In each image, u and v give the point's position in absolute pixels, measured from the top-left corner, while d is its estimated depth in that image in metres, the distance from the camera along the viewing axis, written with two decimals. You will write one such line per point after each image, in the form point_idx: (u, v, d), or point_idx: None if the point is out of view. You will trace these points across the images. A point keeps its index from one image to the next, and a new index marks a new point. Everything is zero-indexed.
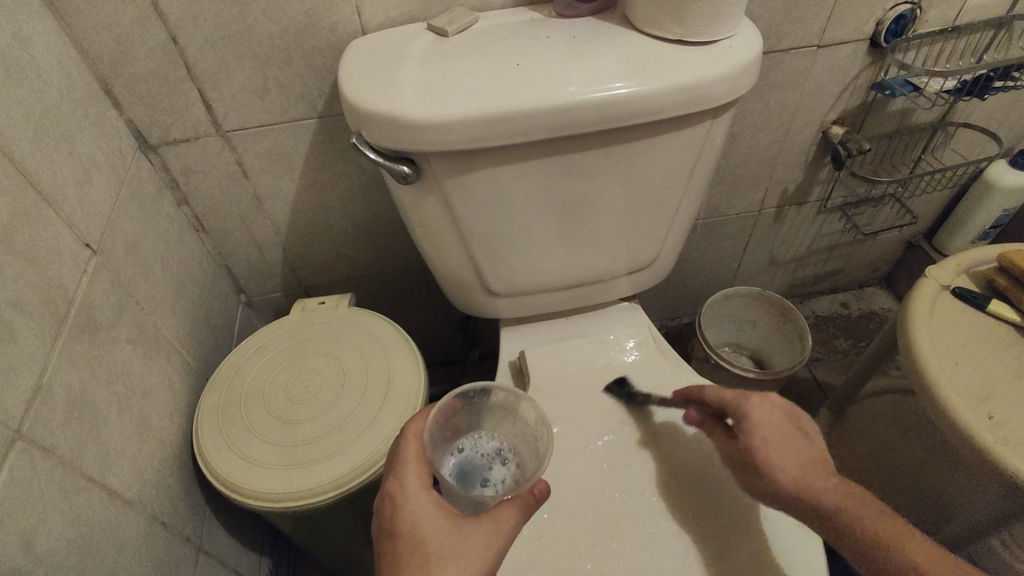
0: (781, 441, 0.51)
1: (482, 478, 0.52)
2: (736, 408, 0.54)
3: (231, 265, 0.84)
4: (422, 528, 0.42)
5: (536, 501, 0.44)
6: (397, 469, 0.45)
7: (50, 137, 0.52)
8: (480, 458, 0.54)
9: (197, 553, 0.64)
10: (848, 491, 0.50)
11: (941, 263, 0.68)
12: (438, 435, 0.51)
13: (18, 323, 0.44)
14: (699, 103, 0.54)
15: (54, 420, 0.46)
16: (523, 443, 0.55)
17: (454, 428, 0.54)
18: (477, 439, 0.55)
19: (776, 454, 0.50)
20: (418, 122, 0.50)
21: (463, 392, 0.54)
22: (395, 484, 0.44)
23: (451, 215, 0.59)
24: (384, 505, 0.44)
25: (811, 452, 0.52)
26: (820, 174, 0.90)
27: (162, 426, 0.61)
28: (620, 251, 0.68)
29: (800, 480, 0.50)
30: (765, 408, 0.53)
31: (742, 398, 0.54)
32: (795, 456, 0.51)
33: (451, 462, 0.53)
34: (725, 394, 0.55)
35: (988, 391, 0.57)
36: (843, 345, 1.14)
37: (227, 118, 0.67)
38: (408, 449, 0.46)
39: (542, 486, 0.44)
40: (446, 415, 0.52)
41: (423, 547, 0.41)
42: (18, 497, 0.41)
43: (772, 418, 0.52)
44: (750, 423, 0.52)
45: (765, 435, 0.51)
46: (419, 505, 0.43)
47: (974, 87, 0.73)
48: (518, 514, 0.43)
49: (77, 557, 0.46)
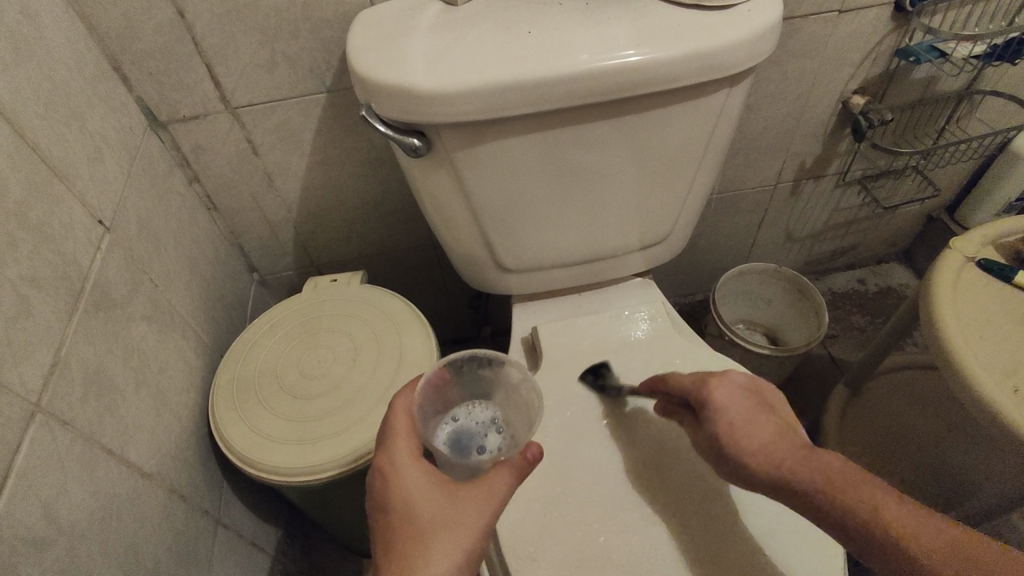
0: (747, 422, 0.47)
1: (478, 446, 0.51)
2: (698, 396, 0.49)
3: (243, 244, 0.84)
4: (414, 500, 0.41)
5: (529, 466, 0.44)
6: (388, 443, 0.45)
7: (61, 113, 0.52)
8: (475, 426, 0.53)
9: (216, 525, 0.65)
10: (820, 466, 0.45)
11: (966, 234, 0.65)
12: (430, 406, 0.51)
13: (34, 298, 0.45)
14: (715, 72, 0.53)
15: (72, 393, 0.47)
16: (521, 411, 0.54)
17: (444, 400, 0.54)
18: (471, 407, 0.55)
19: (743, 436, 0.46)
20: (426, 94, 0.49)
21: (452, 361, 0.53)
22: (384, 459, 0.44)
23: (461, 189, 0.59)
24: (374, 480, 0.44)
25: (775, 424, 0.48)
26: (839, 146, 0.88)
27: (179, 401, 0.62)
28: (633, 226, 0.67)
29: (770, 462, 0.46)
30: (727, 390, 0.49)
31: (703, 381, 0.50)
32: (764, 433, 0.47)
33: (445, 430, 0.52)
34: (687, 382, 0.51)
35: (1016, 365, 0.54)
36: (860, 321, 1.12)
37: (236, 94, 0.66)
38: (397, 423, 0.46)
39: (534, 451, 0.44)
40: (435, 384, 0.51)
41: (415, 517, 0.41)
42: (38, 468, 0.42)
43: (733, 401, 0.48)
44: (714, 409, 0.48)
45: (730, 419, 0.47)
46: (409, 478, 0.43)
47: (1005, 52, 0.71)
48: (511, 479, 0.43)
49: (97, 528, 0.47)
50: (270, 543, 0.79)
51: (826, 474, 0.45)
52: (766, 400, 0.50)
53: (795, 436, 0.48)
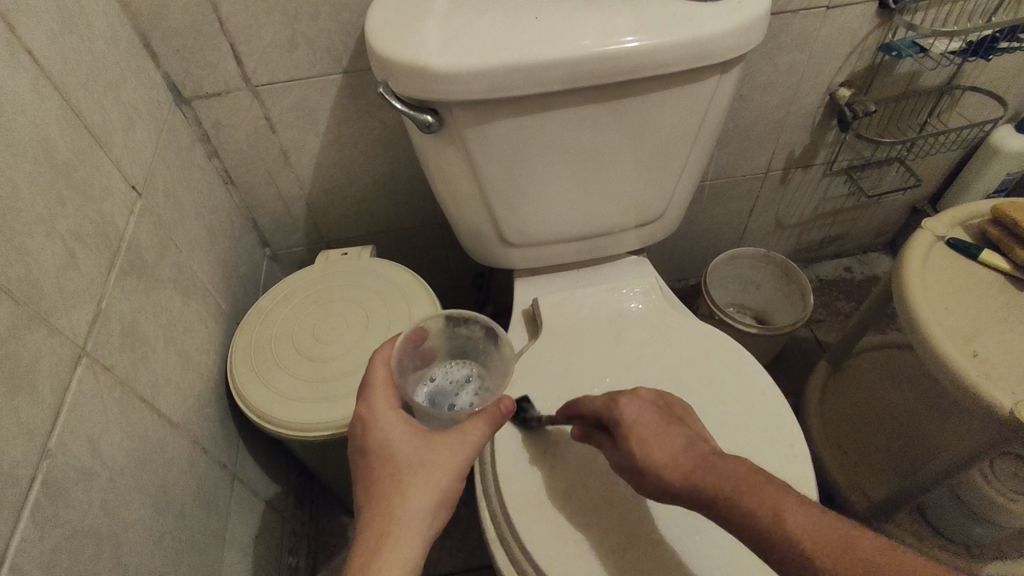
0: (657, 435, 0.48)
1: (451, 402, 0.54)
2: (609, 414, 0.51)
3: (257, 218, 0.88)
4: (393, 444, 0.44)
5: (503, 417, 0.47)
6: (367, 392, 0.47)
7: (99, 83, 0.56)
8: (450, 385, 0.55)
9: (232, 478, 0.69)
10: (726, 471, 0.45)
11: (937, 216, 0.70)
12: (408, 361, 0.54)
13: (80, 251, 0.49)
14: (707, 59, 0.57)
15: (111, 341, 0.51)
16: (498, 369, 0.57)
17: (424, 357, 0.56)
18: (447, 366, 0.57)
19: (655, 449, 0.47)
20: (440, 72, 0.53)
21: (428, 320, 0.56)
22: (364, 408, 0.46)
23: (470, 164, 0.63)
24: (355, 426, 0.46)
25: (685, 435, 0.48)
26: (826, 137, 0.92)
27: (200, 360, 0.66)
28: (630, 204, 0.72)
29: (681, 471, 0.46)
30: (635, 407, 0.50)
31: (611, 401, 0.51)
32: (670, 443, 0.47)
33: (422, 390, 0.55)
34: (596, 403, 0.53)
35: (979, 333, 0.59)
36: (845, 307, 1.17)
37: (257, 73, 0.70)
38: (377, 373, 0.48)
39: (507, 404, 0.47)
40: (414, 342, 0.54)
41: (393, 460, 0.44)
42: (85, 406, 0.46)
43: (644, 415, 0.50)
44: (624, 427, 0.49)
45: (641, 433, 0.48)
46: (387, 424, 0.45)
47: (979, 49, 0.75)
48: (485, 426, 0.46)
49: (134, 466, 0.51)
50: (279, 503, 0.83)
51: (730, 476, 0.44)
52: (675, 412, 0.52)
53: (701, 444, 0.48)
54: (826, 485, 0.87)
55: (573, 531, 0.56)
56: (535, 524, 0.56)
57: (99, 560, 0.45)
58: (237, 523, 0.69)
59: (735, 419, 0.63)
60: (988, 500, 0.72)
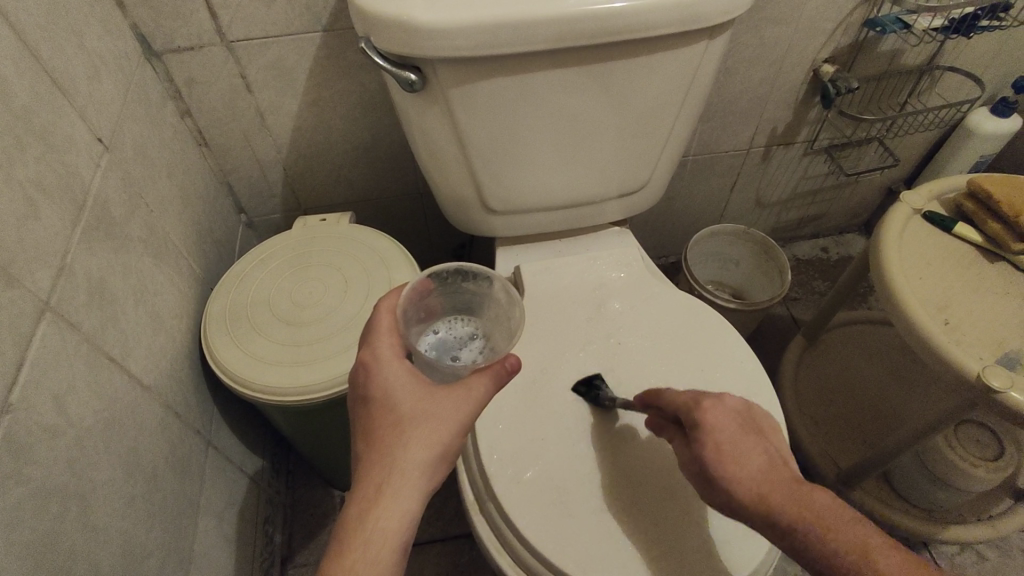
0: (738, 445, 0.45)
1: (454, 355, 0.53)
2: (687, 412, 0.48)
3: (232, 183, 0.86)
4: (395, 394, 0.43)
5: (508, 375, 0.45)
6: (371, 340, 0.46)
7: (61, 28, 0.53)
8: (453, 340, 0.54)
9: (206, 445, 0.68)
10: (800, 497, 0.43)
11: (915, 190, 0.71)
12: (414, 313, 0.52)
13: (41, 203, 0.46)
14: (695, 20, 0.56)
15: (77, 298, 0.49)
16: (500, 329, 0.55)
17: (429, 310, 0.54)
18: (452, 320, 0.56)
19: (734, 459, 0.44)
20: (423, 27, 0.52)
21: (438, 272, 0.53)
22: (369, 354, 0.45)
23: (452, 126, 0.61)
24: (358, 372, 0.45)
25: (768, 454, 0.46)
26: (809, 113, 0.93)
27: (172, 323, 0.64)
28: (613, 174, 0.71)
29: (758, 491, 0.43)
30: (720, 414, 0.47)
31: (695, 401, 0.48)
32: (752, 455, 0.45)
33: (426, 340, 0.54)
34: (681, 397, 0.50)
35: (950, 302, 0.60)
36: (821, 286, 1.19)
37: (231, 27, 0.67)
38: (382, 321, 0.47)
39: (512, 361, 0.45)
40: (418, 295, 0.52)
41: (394, 411, 0.43)
42: (50, 363, 0.44)
43: (722, 424, 0.46)
44: (702, 430, 0.46)
45: (721, 442, 0.45)
46: (391, 372, 0.44)
47: (960, 26, 0.75)
48: (489, 382, 0.45)
49: (103, 425, 0.49)
50: (255, 473, 0.82)
51: (817, 509, 0.43)
52: (757, 424, 0.48)
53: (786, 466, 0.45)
54: (798, 456, 0.89)
55: (547, 494, 0.56)
56: (511, 490, 0.56)
57: (66, 520, 0.43)
58: (212, 491, 0.68)
59: (709, 387, 0.64)
60: (955, 467, 0.74)
